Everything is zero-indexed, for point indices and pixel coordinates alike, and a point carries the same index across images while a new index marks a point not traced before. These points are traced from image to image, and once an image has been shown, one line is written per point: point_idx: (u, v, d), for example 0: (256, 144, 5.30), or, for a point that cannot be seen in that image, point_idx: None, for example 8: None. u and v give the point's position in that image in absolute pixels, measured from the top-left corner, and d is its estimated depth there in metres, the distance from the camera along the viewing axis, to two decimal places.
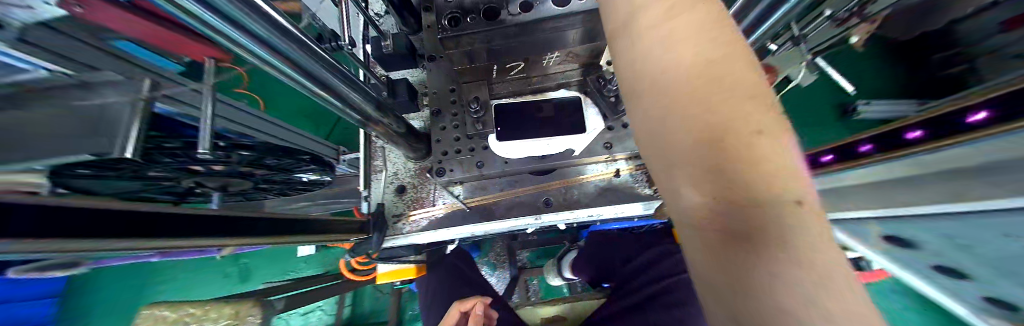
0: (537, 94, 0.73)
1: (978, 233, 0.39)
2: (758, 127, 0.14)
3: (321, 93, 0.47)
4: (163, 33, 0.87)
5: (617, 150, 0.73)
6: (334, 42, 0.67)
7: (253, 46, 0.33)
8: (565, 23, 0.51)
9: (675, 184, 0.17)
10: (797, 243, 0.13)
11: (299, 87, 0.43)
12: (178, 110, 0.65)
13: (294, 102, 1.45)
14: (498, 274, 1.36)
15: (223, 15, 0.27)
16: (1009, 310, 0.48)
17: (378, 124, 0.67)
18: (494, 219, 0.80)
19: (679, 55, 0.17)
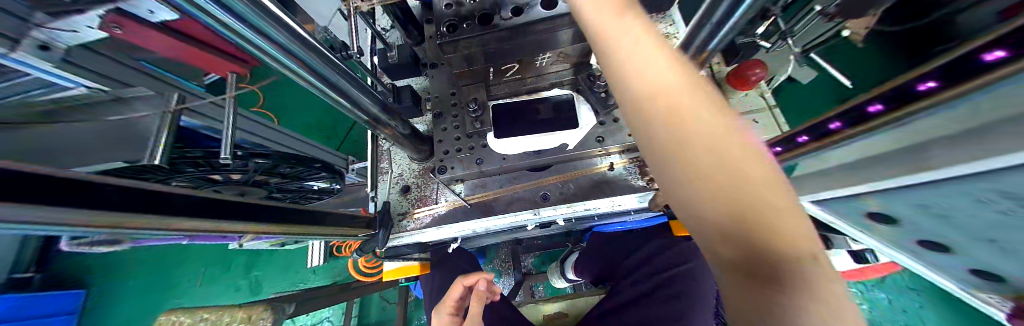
0: (532, 94, 0.68)
1: (957, 208, 0.35)
2: (755, 175, 0.15)
3: (336, 98, 0.49)
4: (192, 55, 1.15)
5: (610, 144, 0.63)
6: (344, 51, 0.58)
7: (273, 49, 0.36)
8: (553, 25, 0.51)
9: (697, 229, 0.16)
10: (815, 283, 0.13)
11: (319, 92, 0.47)
12: (199, 123, 0.76)
13: (308, 116, 1.60)
14: (503, 280, 1.36)
15: (248, 23, 0.31)
16: (995, 282, 0.45)
17: (386, 127, 0.64)
18: (493, 216, 0.67)
19: (672, 91, 0.17)
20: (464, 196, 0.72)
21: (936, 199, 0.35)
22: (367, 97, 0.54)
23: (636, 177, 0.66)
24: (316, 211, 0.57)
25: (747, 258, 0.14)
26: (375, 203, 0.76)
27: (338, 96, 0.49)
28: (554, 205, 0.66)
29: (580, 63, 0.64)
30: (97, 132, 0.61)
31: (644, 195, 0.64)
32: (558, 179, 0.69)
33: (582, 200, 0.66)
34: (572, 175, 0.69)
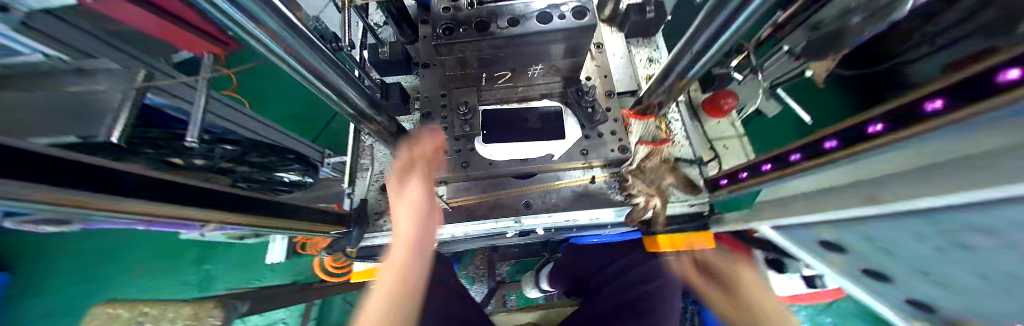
0: (523, 102, 0.70)
1: (909, 244, 0.37)
2: None
3: (320, 87, 0.48)
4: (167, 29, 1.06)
5: (593, 158, 0.64)
6: (334, 43, 0.57)
7: (262, 34, 0.34)
8: (548, 38, 0.53)
9: None
10: None
11: (302, 79, 0.45)
12: (167, 101, 0.76)
13: (286, 104, 1.52)
14: (476, 288, 1.33)
15: (240, 8, 0.30)
16: (929, 312, 0.49)
17: (372, 122, 0.62)
18: (474, 221, 0.67)
19: None
20: (446, 199, 0.71)
21: (901, 233, 0.37)
22: (354, 89, 0.53)
23: (615, 191, 0.69)
24: (286, 205, 0.54)
25: None
26: (351, 200, 0.72)
27: (326, 87, 0.48)
28: (536, 212, 0.67)
29: (570, 77, 0.68)
30: (49, 97, 0.62)
31: (620, 209, 0.66)
32: (541, 188, 0.70)
33: (562, 210, 0.67)
34: (556, 184, 0.70)
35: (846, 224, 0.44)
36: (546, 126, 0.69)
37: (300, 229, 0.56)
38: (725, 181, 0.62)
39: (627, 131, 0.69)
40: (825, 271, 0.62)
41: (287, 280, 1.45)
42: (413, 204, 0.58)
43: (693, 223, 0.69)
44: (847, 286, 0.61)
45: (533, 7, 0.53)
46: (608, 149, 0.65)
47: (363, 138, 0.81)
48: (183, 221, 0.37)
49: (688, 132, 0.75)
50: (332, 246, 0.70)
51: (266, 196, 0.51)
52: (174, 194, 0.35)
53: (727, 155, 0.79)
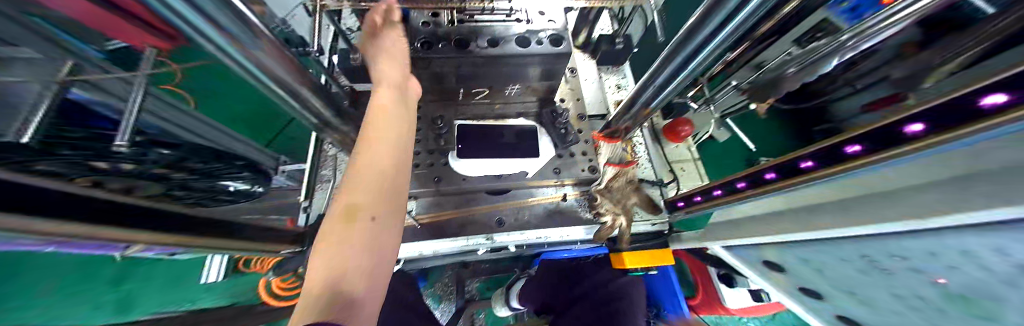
0: (498, 119, 0.71)
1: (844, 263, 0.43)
2: None
3: (277, 92, 0.44)
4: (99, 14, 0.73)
5: (565, 176, 0.67)
6: (300, 47, 0.53)
7: (221, 38, 0.31)
8: (525, 61, 0.55)
9: None
10: None
11: (256, 83, 0.41)
12: (94, 96, 0.65)
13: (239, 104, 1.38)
14: (442, 307, 1.26)
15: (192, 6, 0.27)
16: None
17: (336, 131, 0.60)
18: (444, 237, 0.64)
19: None
20: (416, 215, 0.67)
21: (833, 252, 0.43)
22: (316, 95, 0.49)
23: (584, 209, 0.70)
24: (228, 221, 0.48)
25: None
26: (306, 215, 0.68)
27: (287, 92, 0.45)
28: (509, 230, 0.66)
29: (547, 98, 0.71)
30: None
31: (591, 227, 0.68)
32: (516, 205, 0.70)
33: (535, 228, 0.67)
34: (530, 201, 0.70)
35: (788, 247, 0.49)
36: (520, 143, 0.68)
37: (247, 248, 0.49)
38: (681, 203, 0.67)
39: (598, 152, 0.72)
40: (771, 291, 0.68)
41: (224, 302, 1.26)
42: (397, 61, 0.48)
43: (658, 240, 0.73)
44: (789, 305, 0.67)
45: (513, 31, 0.55)
46: (580, 168, 0.68)
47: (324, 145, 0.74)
48: (102, 244, 0.31)
49: (650, 156, 0.82)
50: (284, 265, 0.63)
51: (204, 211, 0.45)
52: (93, 212, 0.29)
53: (685, 176, 0.88)
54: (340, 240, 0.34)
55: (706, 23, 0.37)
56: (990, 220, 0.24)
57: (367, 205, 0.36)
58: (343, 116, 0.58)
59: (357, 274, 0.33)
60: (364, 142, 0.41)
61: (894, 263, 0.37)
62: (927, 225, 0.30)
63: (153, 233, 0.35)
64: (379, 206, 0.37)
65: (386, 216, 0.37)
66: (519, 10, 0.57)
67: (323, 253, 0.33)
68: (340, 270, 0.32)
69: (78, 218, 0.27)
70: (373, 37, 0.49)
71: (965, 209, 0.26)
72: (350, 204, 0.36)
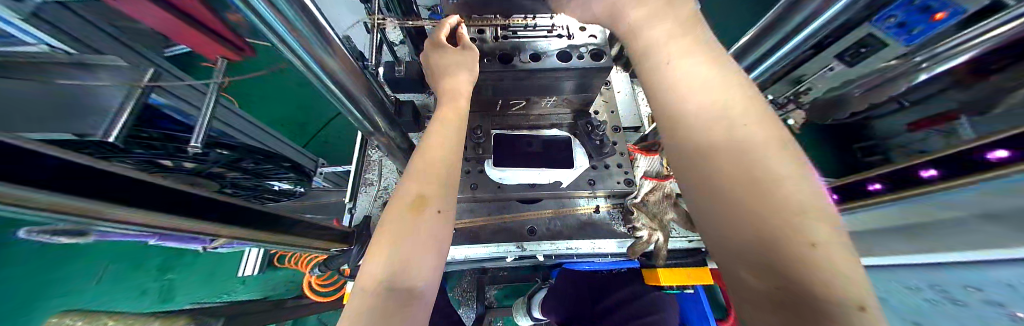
0: (532, 129, 0.71)
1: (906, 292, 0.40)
2: (804, 207, 0.20)
3: (341, 98, 0.47)
4: (173, 24, 0.91)
5: (600, 188, 0.67)
6: (359, 62, 0.58)
7: (301, 49, 0.35)
8: (562, 75, 0.56)
9: (730, 239, 0.23)
10: (781, 204, 0.20)
11: (324, 89, 0.45)
12: (168, 102, 0.71)
13: (281, 110, 1.49)
14: (465, 311, 1.27)
15: (282, 16, 0.29)
16: None
17: (383, 137, 0.63)
18: (476, 243, 0.66)
19: (753, 144, 0.23)
20: None
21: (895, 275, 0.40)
22: (373, 105, 0.54)
23: (618, 222, 0.70)
24: (287, 218, 0.50)
25: (750, 219, 0.21)
26: (351, 215, 0.72)
27: (350, 101, 0.49)
28: (541, 240, 0.67)
29: (580, 110, 0.72)
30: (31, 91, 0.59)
31: (623, 241, 0.67)
32: (546, 215, 0.70)
33: (565, 238, 0.67)
34: (567, 209, 0.71)
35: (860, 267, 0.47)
36: (551, 151, 0.68)
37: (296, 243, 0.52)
38: None
39: (633, 165, 0.72)
40: None
41: (258, 295, 1.35)
42: (474, 63, 0.51)
43: (696, 256, 0.71)
44: None
45: (553, 46, 0.57)
46: (615, 181, 0.68)
47: (368, 150, 0.79)
48: (184, 234, 0.34)
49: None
50: (329, 263, 0.66)
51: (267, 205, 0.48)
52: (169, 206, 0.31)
53: None
54: (406, 229, 0.35)
55: (766, 39, 0.38)
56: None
57: (432, 197, 0.38)
58: (393, 123, 0.62)
59: (418, 265, 0.34)
60: (432, 137, 0.44)
61: (968, 295, 0.33)
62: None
63: (215, 224, 0.37)
64: (442, 199, 0.39)
65: (449, 212, 0.39)
66: (560, 27, 0.59)
67: (390, 239, 0.34)
68: (404, 258, 0.33)
69: (163, 209, 0.31)
70: (438, 46, 0.51)
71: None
72: (418, 194, 0.38)
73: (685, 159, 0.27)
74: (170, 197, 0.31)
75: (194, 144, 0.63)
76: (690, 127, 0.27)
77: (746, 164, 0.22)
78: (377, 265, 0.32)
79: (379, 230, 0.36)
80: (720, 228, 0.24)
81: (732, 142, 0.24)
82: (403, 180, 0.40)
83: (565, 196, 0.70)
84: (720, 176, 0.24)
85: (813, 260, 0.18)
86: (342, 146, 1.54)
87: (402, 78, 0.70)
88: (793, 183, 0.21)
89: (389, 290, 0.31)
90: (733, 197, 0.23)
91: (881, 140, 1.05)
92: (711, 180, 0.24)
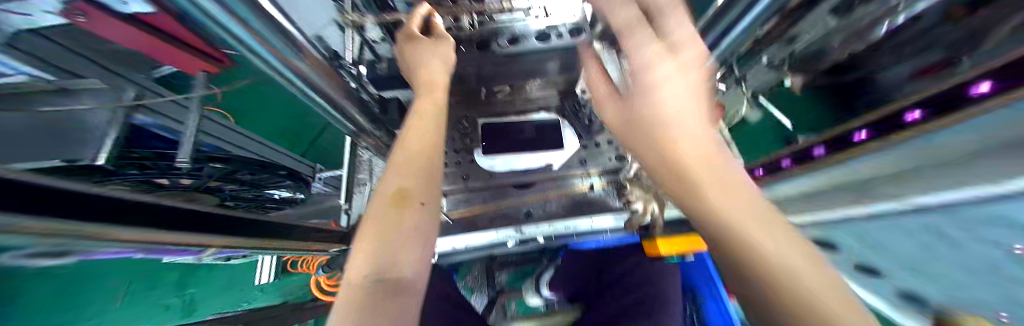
0: (520, 115, 0.71)
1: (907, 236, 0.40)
2: (801, 260, 0.20)
3: (318, 100, 0.47)
4: (145, 38, 0.88)
5: (591, 166, 0.69)
6: (336, 62, 0.58)
7: (274, 58, 0.35)
8: (545, 56, 0.58)
9: (740, 278, 0.22)
10: (777, 249, 0.21)
11: (300, 94, 0.44)
12: (155, 121, 0.76)
13: (274, 119, 1.49)
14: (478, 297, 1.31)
15: (252, 29, 0.29)
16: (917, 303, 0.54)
17: (371, 136, 0.63)
18: (475, 231, 0.67)
19: (740, 199, 0.25)
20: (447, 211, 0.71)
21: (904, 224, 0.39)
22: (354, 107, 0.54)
23: (614, 197, 0.70)
24: (276, 223, 0.51)
25: (754, 259, 0.21)
26: (348, 215, 0.73)
27: (326, 102, 0.49)
28: (538, 223, 0.68)
29: (566, 91, 0.71)
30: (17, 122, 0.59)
31: (620, 216, 0.68)
32: (542, 197, 0.71)
33: (564, 219, 0.68)
34: (565, 191, 0.71)
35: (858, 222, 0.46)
36: (542, 135, 0.69)
37: (295, 246, 0.54)
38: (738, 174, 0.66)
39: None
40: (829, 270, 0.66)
41: (275, 301, 1.39)
42: (445, 54, 0.51)
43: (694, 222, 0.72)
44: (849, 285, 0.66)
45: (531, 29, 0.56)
46: (605, 157, 0.71)
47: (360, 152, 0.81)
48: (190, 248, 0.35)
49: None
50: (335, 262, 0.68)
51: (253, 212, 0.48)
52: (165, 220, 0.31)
53: None
54: (395, 221, 0.35)
55: None
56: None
57: (414, 189, 0.39)
58: (377, 120, 0.63)
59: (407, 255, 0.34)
60: (410, 128, 0.45)
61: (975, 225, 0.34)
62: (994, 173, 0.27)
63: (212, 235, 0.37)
64: (422, 186, 0.40)
65: (432, 204, 0.41)
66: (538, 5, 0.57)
67: (379, 228, 0.35)
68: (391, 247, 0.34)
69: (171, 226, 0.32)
70: (412, 37, 0.50)
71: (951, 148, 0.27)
72: (399, 188, 0.39)
73: (686, 205, 0.29)
74: (164, 214, 0.32)
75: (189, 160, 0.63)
76: (688, 175, 0.29)
77: (698, 186, 0.27)
78: (366, 254, 0.32)
79: (367, 222, 0.36)
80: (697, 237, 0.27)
81: (727, 193, 0.26)
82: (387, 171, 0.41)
83: (558, 178, 0.71)
84: (687, 191, 0.28)
85: (823, 298, 0.18)
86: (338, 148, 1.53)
87: (382, 75, 0.70)
88: (733, 199, 0.25)
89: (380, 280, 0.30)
90: (697, 211, 0.27)
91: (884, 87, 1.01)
92: (681, 200, 0.29)
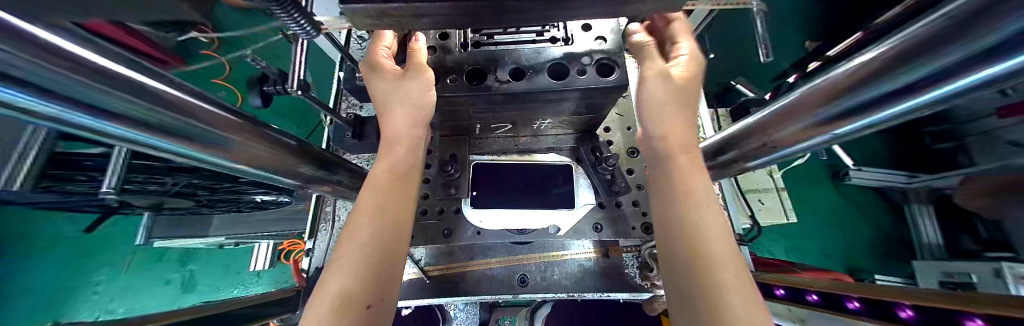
0: (524, 154, 0.57)
1: None
2: None
3: (239, 166, 0.33)
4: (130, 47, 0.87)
5: (608, 236, 0.50)
6: (280, 85, 0.41)
7: (122, 129, 0.21)
8: (562, 96, 0.43)
9: None
10: None
11: (213, 165, 0.32)
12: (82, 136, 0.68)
13: (285, 102, 1.34)
14: (466, 309, 0.87)
15: (22, 107, 0.16)
16: None
17: (325, 183, 0.47)
18: (461, 296, 0.56)
19: None
20: (424, 265, 0.60)
21: None
22: (307, 162, 0.40)
23: (635, 270, 0.58)
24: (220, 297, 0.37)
25: None
26: (311, 258, 0.62)
27: (300, 141, 0.39)
28: (535, 292, 0.56)
29: (585, 131, 0.57)
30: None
31: (639, 294, 0.54)
32: (543, 261, 0.60)
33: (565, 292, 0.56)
34: (560, 256, 0.60)
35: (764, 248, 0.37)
36: (549, 185, 0.55)
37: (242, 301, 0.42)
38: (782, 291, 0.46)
39: None
40: None
41: (273, 286, 1.41)
42: (405, 89, 0.40)
43: None
44: None
45: (546, 54, 0.44)
46: (629, 226, 0.51)
47: (323, 198, 0.66)
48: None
49: (764, 201, 0.80)
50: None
51: (192, 306, 0.35)
52: None
53: (765, 212, 0.78)
54: (340, 251, 0.33)
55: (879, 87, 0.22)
56: (957, 60, 0.16)
57: (360, 220, 0.35)
58: (334, 164, 0.46)
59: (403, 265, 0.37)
60: (372, 181, 0.38)
61: None
62: (883, 118, 0.24)
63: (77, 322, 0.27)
64: (365, 208, 0.36)
65: (340, 245, 0.34)
66: (554, 25, 0.46)
67: (362, 238, 0.34)
68: (382, 271, 0.34)
69: None
70: (376, 68, 0.41)
71: (843, 122, 0.26)
72: (357, 213, 0.35)
73: None
74: None
75: (106, 190, 0.62)
76: None
77: (677, 169, 0.37)
78: (341, 275, 0.32)
79: (337, 244, 0.34)
80: (677, 285, 0.32)
81: None
82: (372, 168, 0.38)
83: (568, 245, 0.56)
84: (669, 248, 0.34)
85: None
86: (300, 105, 1.37)
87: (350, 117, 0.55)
88: (717, 231, 0.32)
89: (349, 305, 0.30)
90: (673, 237, 0.34)
91: (958, 124, 1.11)
92: (680, 105, 0.40)
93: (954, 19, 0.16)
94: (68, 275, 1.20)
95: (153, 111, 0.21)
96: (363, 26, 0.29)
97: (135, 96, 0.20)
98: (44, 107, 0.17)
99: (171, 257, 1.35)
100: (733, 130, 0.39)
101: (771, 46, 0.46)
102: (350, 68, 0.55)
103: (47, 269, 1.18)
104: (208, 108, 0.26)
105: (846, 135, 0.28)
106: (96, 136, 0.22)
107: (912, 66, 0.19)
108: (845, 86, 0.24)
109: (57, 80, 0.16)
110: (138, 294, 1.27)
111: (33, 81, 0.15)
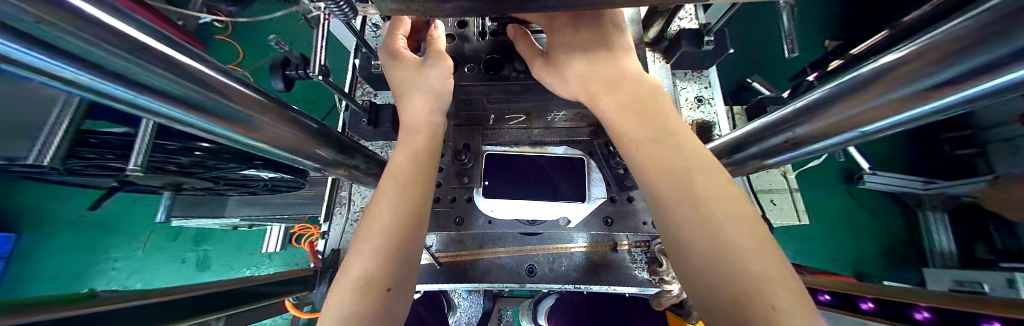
0: (537, 146, 0.58)
1: None
2: None
3: (263, 146, 0.34)
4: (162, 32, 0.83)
5: (618, 230, 0.51)
6: (302, 70, 0.42)
7: (154, 103, 0.22)
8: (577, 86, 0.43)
9: None
10: None
11: (242, 145, 0.32)
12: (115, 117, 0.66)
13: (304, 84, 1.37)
14: (469, 298, 0.95)
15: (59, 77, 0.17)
16: None
17: (342, 168, 0.48)
18: (470, 282, 0.57)
19: None
20: (435, 252, 0.62)
21: None
22: (325, 145, 0.41)
23: (642, 265, 0.58)
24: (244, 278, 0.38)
25: None
26: (326, 240, 0.64)
27: (318, 124, 0.39)
28: (542, 282, 0.57)
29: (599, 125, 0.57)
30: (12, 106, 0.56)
31: (645, 288, 0.56)
32: (550, 251, 0.60)
33: (572, 282, 0.57)
34: (569, 247, 0.60)
35: None
36: (561, 176, 0.55)
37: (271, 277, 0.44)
38: None
39: None
40: None
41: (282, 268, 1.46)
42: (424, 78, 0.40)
43: None
44: None
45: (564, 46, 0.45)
46: (640, 220, 0.51)
47: (337, 183, 0.68)
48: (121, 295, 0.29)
49: (776, 202, 0.79)
50: (283, 311, 0.55)
51: (221, 283, 0.36)
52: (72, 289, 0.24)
53: (775, 212, 0.77)
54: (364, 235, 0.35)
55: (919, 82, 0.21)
56: (1009, 55, 0.15)
57: (380, 207, 0.36)
58: (351, 150, 0.47)
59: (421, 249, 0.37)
60: (392, 170, 0.38)
61: None
62: (911, 116, 0.23)
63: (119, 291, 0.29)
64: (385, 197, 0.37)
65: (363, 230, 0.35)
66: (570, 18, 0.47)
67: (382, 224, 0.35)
68: (402, 256, 0.34)
69: None
70: (396, 56, 0.42)
71: (875, 119, 0.25)
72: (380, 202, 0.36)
73: None
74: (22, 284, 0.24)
75: (132, 168, 0.56)
76: None
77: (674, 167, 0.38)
78: (362, 259, 0.33)
79: (355, 233, 0.35)
80: (697, 287, 0.30)
81: None
82: (392, 157, 0.39)
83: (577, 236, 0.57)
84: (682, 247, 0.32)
85: None
86: (319, 88, 1.40)
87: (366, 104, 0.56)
88: None
89: (369, 286, 0.31)
90: (686, 236, 0.31)
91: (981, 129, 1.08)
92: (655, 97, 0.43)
93: (1003, 12, 0.15)
94: (92, 249, 1.26)
95: (184, 86, 0.22)
96: (387, 10, 0.28)
97: (165, 69, 0.20)
98: (77, 74, 0.17)
99: (187, 237, 1.39)
100: (753, 126, 0.39)
101: (797, 42, 0.45)
102: (367, 55, 0.55)
103: (75, 242, 1.25)
104: (234, 86, 0.26)
105: (871, 133, 0.28)
106: (130, 109, 0.22)
107: (953, 62, 0.18)
108: (884, 82, 0.23)
109: (86, 48, 0.16)
110: (154, 271, 1.31)
111: (62, 47, 0.15)
